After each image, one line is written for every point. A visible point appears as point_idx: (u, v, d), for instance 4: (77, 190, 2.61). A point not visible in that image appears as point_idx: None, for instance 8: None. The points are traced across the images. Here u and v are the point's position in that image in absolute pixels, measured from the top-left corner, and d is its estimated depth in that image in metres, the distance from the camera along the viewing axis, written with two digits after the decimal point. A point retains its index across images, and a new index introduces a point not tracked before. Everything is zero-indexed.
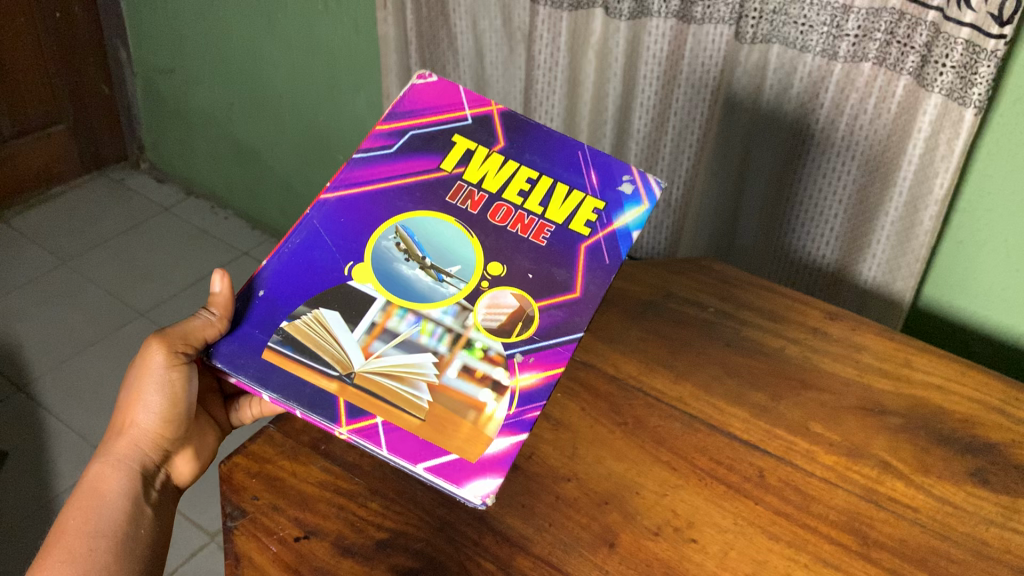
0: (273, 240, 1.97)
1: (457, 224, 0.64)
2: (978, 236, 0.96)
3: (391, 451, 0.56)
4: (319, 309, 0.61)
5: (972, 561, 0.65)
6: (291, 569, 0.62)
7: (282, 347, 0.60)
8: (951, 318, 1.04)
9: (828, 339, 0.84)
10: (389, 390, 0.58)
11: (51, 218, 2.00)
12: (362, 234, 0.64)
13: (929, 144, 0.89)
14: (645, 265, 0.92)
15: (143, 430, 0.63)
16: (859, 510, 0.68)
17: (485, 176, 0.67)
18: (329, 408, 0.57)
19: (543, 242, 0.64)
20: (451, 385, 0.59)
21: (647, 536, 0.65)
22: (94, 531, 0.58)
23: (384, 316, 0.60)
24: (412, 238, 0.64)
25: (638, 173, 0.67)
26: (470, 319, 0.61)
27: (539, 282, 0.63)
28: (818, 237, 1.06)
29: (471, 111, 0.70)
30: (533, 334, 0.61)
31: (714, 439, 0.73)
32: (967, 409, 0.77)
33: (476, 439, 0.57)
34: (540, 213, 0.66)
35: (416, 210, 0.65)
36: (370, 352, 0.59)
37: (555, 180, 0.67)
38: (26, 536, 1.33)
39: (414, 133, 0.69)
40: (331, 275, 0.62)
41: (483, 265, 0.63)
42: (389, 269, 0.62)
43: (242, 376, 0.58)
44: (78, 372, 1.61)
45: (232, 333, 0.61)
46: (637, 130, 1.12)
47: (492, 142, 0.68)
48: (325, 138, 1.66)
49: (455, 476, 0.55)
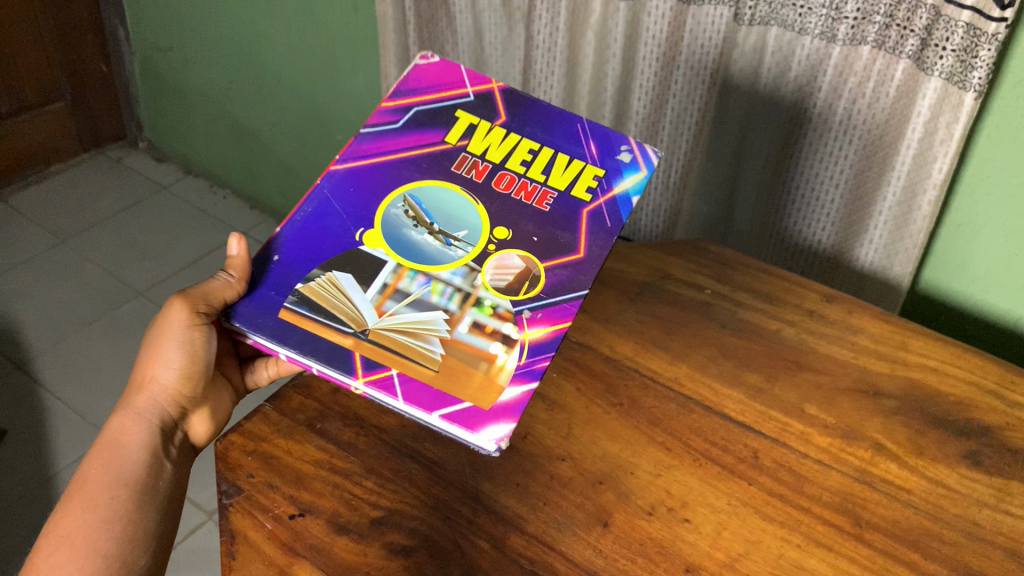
0: (272, 220, 1.97)
1: (463, 192, 0.67)
2: (976, 219, 0.96)
3: (406, 399, 0.57)
4: (333, 272, 0.63)
5: (964, 542, 0.65)
6: (285, 546, 0.62)
7: (297, 307, 0.61)
8: (948, 301, 1.04)
9: (824, 321, 0.84)
10: (403, 345, 0.60)
11: (49, 196, 2.00)
12: (372, 202, 0.67)
13: (928, 128, 0.89)
14: (641, 246, 0.92)
15: (162, 386, 0.63)
16: (852, 491, 0.68)
17: (489, 148, 0.70)
18: (346, 362, 0.58)
19: (547, 208, 0.67)
20: (463, 339, 0.60)
21: (641, 515, 0.65)
22: (114, 481, 0.58)
23: (394, 278, 0.63)
24: (421, 206, 0.66)
25: (635, 143, 0.71)
26: (478, 279, 0.63)
27: (544, 244, 0.65)
28: (816, 221, 1.06)
29: (472, 89, 0.74)
30: (540, 292, 0.63)
31: (708, 420, 0.73)
32: (962, 391, 0.77)
33: (489, 387, 0.58)
34: (543, 181, 0.69)
35: (423, 180, 0.68)
36: (382, 312, 0.61)
37: (556, 150, 0.70)
38: (25, 513, 1.34)
39: (420, 109, 0.73)
40: (340, 239, 0.65)
41: (489, 230, 0.66)
42: (397, 235, 0.65)
43: (261, 334, 0.60)
44: (76, 351, 1.62)
45: (250, 294, 0.62)
46: (636, 112, 1.11)
47: (495, 116, 0.72)
48: (323, 117, 1.65)
49: (469, 422, 0.57)
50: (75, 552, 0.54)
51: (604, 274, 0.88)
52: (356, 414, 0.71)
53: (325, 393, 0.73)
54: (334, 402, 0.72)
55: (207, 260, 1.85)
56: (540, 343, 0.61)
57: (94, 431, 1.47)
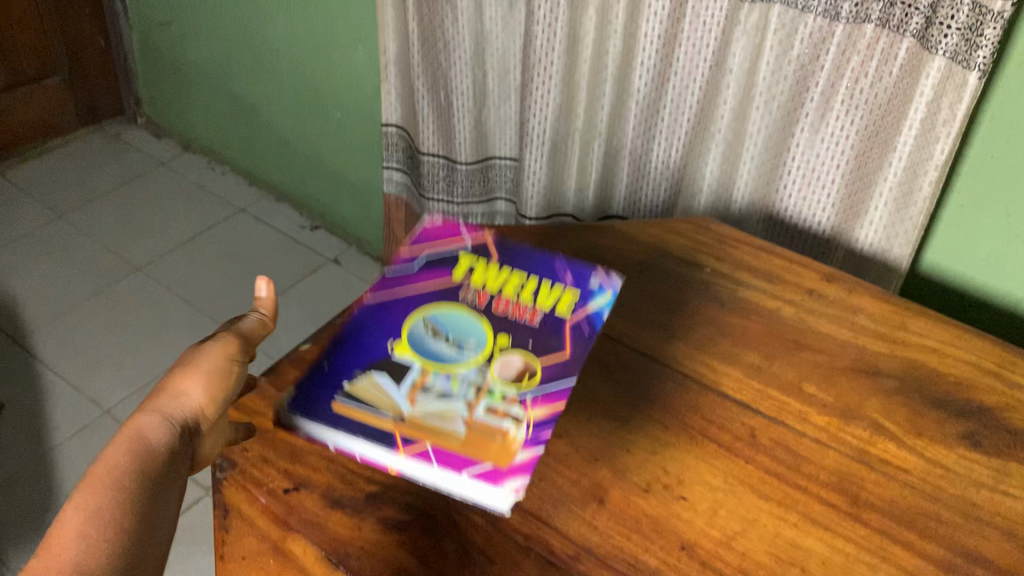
0: (270, 197, 1.96)
1: (470, 312, 0.76)
2: (978, 201, 0.95)
3: (440, 464, 0.63)
4: (372, 372, 0.69)
5: (961, 522, 0.64)
6: (279, 521, 0.61)
7: (343, 399, 0.67)
8: (948, 284, 1.03)
9: (824, 300, 0.83)
10: (432, 423, 0.66)
11: (47, 170, 1.99)
12: (397, 322, 0.75)
13: (931, 108, 0.88)
14: (641, 224, 0.92)
15: (193, 402, 0.58)
16: (850, 470, 0.68)
17: (488, 282, 0.79)
18: (388, 439, 0.64)
19: (536, 322, 0.76)
20: (479, 418, 0.66)
21: (637, 492, 0.65)
22: (139, 471, 0.52)
23: (420, 376, 0.69)
24: (437, 324, 0.74)
25: (603, 274, 0.82)
26: (487, 374, 0.70)
27: (537, 347, 0.73)
28: (814, 202, 1.05)
29: (470, 240, 0.85)
30: (538, 382, 0.70)
31: (706, 398, 0.73)
32: (961, 371, 0.76)
33: (505, 450, 0.64)
34: (533, 303, 0.78)
35: (437, 302, 0.77)
36: (412, 400, 0.67)
37: (539, 279, 0.81)
38: (22, 486, 1.33)
39: (430, 256, 0.82)
40: (371, 349, 0.72)
41: (493, 339, 0.73)
42: (419, 345, 0.72)
43: (318, 425, 0.65)
44: (74, 325, 1.61)
45: (303, 393, 0.68)
46: (637, 90, 1.11)
47: (490, 258, 0.83)
48: (322, 93, 1.64)
49: (494, 476, 0.63)
50: (102, 519, 0.48)
51: (603, 252, 0.87)
52: None
53: None
54: None
55: (206, 236, 1.84)
56: (546, 420, 0.67)
57: (92, 406, 1.46)
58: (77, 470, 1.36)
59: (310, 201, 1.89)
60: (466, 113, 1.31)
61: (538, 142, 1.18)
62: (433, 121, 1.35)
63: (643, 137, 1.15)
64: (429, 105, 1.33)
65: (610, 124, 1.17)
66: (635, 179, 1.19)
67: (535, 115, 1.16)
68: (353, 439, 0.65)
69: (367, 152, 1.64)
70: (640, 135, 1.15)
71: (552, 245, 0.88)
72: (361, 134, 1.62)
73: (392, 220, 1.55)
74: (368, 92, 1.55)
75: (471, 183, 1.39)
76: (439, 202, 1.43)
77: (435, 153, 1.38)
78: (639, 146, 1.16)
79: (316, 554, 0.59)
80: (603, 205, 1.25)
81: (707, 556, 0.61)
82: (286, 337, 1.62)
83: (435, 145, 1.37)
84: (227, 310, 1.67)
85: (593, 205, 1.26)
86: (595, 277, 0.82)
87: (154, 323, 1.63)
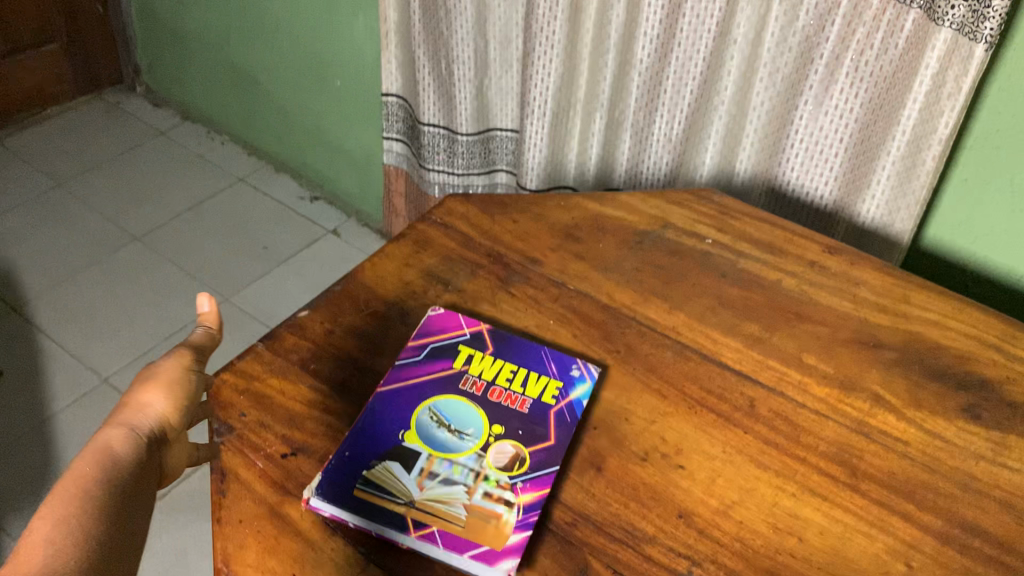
0: (270, 167, 1.95)
1: (470, 402, 0.68)
2: (983, 176, 0.95)
3: (445, 545, 0.57)
4: (388, 461, 0.62)
5: (960, 494, 0.64)
6: (278, 484, 0.61)
7: (360, 483, 0.60)
8: (951, 258, 1.03)
9: (825, 272, 0.82)
10: (434, 508, 0.60)
11: (46, 138, 1.98)
12: (405, 410, 0.66)
13: (935, 81, 0.87)
14: (642, 195, 0.91)
15: (157, 411, 0.53)
16: (849, 441, 0.67)
17: (484, 368, 0.71)
18: (397, 521, 0.59)
19: (526, 410, 0.68)
20: (478, 502, 0.60)
21: (635, 461, 0.65)
22: (107, 479, 0.46)
23: (428, 462, 0.63)
24: (441, 413, 0.66)
25: (583, 362, 0.72)
26: (484, 461, 0.63)
27: (529, 435, 0.65)
28: (817, 175, 1.04)
29: (469, 329, 0.74)
30: (529, 467, 0.63)
31: (705, 368, 0.72)
32: (963, 345, 0.76)
33: (500, 532, 0.58)
34: (523, 392, 0.69)
35: (439, 394, 0.68)
36: (422, 484, 0.61)
37: (529, 369, 0.71)
38: (20, 453, 1.33)
39: (435, 345, 0.72)
40: (381, 435, 0.64)
41: (489, 427, 0.66)
42: (428, 433, 0.65)
43: (335, 509, 0.59)
44: (73, 294, 1.61)
45: (325, 476, 0.61)
46: (640, 61, 1.08)
47: (486, 345, 0.73)
48: (321, 61, 1.62)
49: (491, 556, 0.57)
50: (67, 528, 0.42)
51: (603, 222, 0.87)
52: (350, 356, 0.71)
53: (319, 334, 0.72)
54: (329, 343, 0.72)
55: (205, 206, 1.83)
56: (541, 511, 0.60)
57: (90, 374, 1.46)
58: (76, 437, 1.36)
59: (309, 172, 1.88)
60: (468, 83, 1.30)
61: (539, 112, 1.16)
62: (434, 91, 1.34)
63: (646, 109, 1.12)
64: (430, 74, 1.32)
65: (613, 96, 1.14)
66: (636, 151, 1.17)
67: (536, 83, 1.13)
68: (360, 519, 0.59)
69: (368, 123, 1.63)
70: (642, 108, 1.13)
71: (552, 215, 0.87)
72: (361, 103, 1.61)
73: (392, 191, 1.56)
74: (368, 62, 1.53)
75: (472, 154, 1.38)
76: (439, 173, 1.42)
77: (436, 124, 1.37)
78: (641, 119, 1.14)
79: (315, 518, 0.59)
80: (603, 178, 1.23)
81: (705, 525, 0.61)
82: (285, 307, 1.62)
83: (436, 116, 1.36)
84: (226, 281, 1.67)
85: (593, 177, 1.23)
86: (578, 364, 0.71)
87: (152, 292, 1.63)
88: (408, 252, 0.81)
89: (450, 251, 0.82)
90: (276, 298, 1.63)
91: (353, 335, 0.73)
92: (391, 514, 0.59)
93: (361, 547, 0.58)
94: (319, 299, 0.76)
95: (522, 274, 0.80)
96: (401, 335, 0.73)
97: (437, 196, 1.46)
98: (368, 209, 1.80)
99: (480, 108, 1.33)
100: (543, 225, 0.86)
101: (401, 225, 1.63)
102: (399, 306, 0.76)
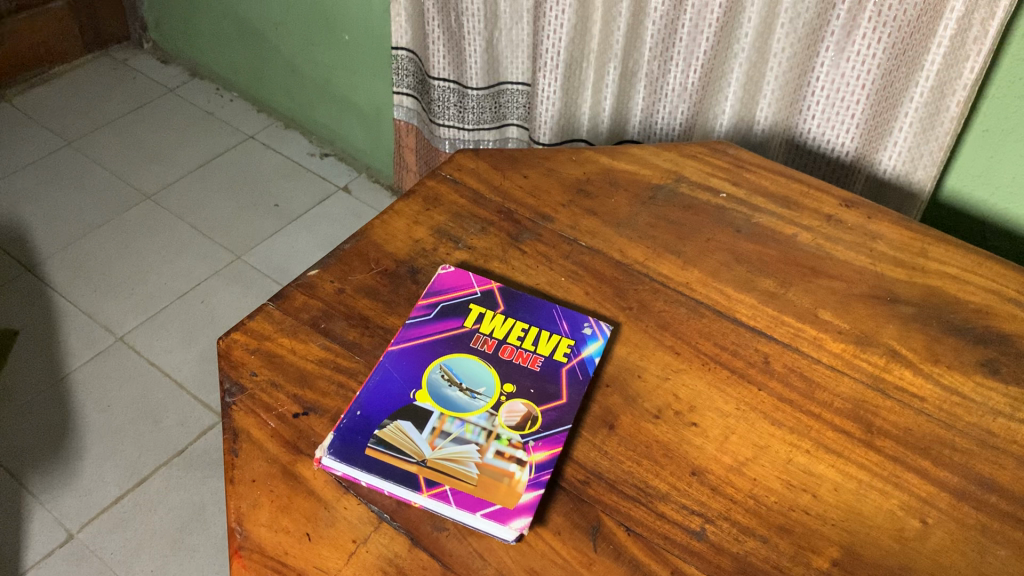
0: (279, 123, 1.94)
1: (480, 359, 0.67)
2: (1006, 124, 0.92)
3: (456, 504, 0.57)
4: (400, 421, 0.62)
5: (977, 450, 0.63)
6: (289, 444, 0.61)
7: (371, 442, 0.60)
8: (972, 210, 1.01)
9: (842, 226, 0.81)
10: (446, 467, 0.59)
11: (54, 96, 1.97)
12: (416, 370, 0.66)
13: (961, 25, 0.85)
14: (656, 148, 0.89)
15: None
16: (865, 397, 0.67)
17: (495, 326, 0.70)
18: (410, 480, 0.58)
19: (537, 367, 0.67)
20: (489, 461, 0.60)
21: (647, 418, 0.64)
22: None
23: (439, 421, 0.62)
24: (453, 372, 0.66)
25: (596, 320, 0.71)
26: (496, 421, 0.63)
27: (541, 393, 0.65)
28: (837, 125, 1.02)
29: (480, 288, 0.73)
30: (541, 427, 0.63)
31: (720, 324, 0.72)
32: (981, 299, 0.75)
33: (512, 491, 0.58)
34: (533, 349, 0.68)
35: (452, 353, 0.67)
36: (434, 443, 0.61)
37: (538, 327, 0.70)
38: (37, 414, 1.34)
39: (447, 304, 0.71)
40: (393, 394, 0.64)
41: (500, 384, 0.65)
42: (439, 392, 0.64)
43: (350, 468, 0.59)
44: (87, 253, 1.61)
45: (339, 434, 0.61)
46: (654, 9, 1.05)
47: (495, 305, 0.72)
48: (329, 16, 1.60)
49: (504, 516, 0.57)
50: None
51: (615, 176, 0.86)
52: (361, 314, 0.70)
53: (329, 294, 0.72)
54: (339, 302, 0.71)
55: (215, 163, 1.83)
56: (554, 469, 0.60)
57: (105, 333, 1.47)
58: (93, 396, 1.37)
59: (319, 128, 1.87)
60: (478, 35, 1.26)
61: (551, 64, 1.13)
62: (444, 44, 1.32)
63: (661, 58, 1.09)
64: (440, 27, 1.30)
65: (626, 47, 1.11)
66: (651, 102, 1.15)
67: (548, 36, 1.11)
68: (373, 477, 0.58)
69: (378, 78, 1.61)
70: (658, 57, 1.09)
71: (564, 169, 0.86)
72: (372, 58, 1.58)
73: (403, 146, 1.55)
74: (377, 16, 1.50)
75: (482, 109, 1.37)
76: (450, 128, 1.41)
77: (446, 79, 1.36)
78: (656, 69, 1.11)
79: (328, 477, 0.59)
80: (618, 131, 1.21)
81: (718, 482, 0.61)
82: (297, 264, 1.61)
83: (446, 70, 1.35)
84: (239, 239, 1.66)
85: (608, 131, 1.21)
86: (590, 322, 0.71)
87: (165, 250, 1.63)
88: (418, 209, 0.80)
89: (460, 208, 0.81)
90: (288, 256, 1.63)
91: (363, 293, 0.72)
92: (403, 472, 0.59)
93: (375, 505, 0.58)
94: (329, 258, 0.75)
95: (533, 231, 0.79)
96: (411, 293, 0.72)
97: (448, 151, 1.45)
98: (380, 166, 1.79)
99: (490, 62, 1.30)
100: (555, 180, 0.85)
101: (412, 180, 1.62)
102: (409, 264, 0.75)
